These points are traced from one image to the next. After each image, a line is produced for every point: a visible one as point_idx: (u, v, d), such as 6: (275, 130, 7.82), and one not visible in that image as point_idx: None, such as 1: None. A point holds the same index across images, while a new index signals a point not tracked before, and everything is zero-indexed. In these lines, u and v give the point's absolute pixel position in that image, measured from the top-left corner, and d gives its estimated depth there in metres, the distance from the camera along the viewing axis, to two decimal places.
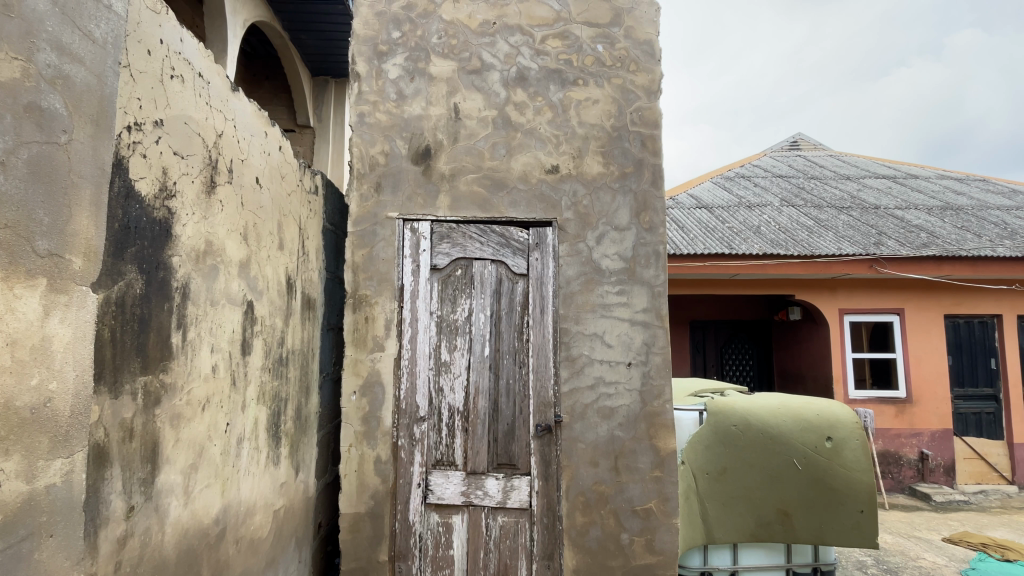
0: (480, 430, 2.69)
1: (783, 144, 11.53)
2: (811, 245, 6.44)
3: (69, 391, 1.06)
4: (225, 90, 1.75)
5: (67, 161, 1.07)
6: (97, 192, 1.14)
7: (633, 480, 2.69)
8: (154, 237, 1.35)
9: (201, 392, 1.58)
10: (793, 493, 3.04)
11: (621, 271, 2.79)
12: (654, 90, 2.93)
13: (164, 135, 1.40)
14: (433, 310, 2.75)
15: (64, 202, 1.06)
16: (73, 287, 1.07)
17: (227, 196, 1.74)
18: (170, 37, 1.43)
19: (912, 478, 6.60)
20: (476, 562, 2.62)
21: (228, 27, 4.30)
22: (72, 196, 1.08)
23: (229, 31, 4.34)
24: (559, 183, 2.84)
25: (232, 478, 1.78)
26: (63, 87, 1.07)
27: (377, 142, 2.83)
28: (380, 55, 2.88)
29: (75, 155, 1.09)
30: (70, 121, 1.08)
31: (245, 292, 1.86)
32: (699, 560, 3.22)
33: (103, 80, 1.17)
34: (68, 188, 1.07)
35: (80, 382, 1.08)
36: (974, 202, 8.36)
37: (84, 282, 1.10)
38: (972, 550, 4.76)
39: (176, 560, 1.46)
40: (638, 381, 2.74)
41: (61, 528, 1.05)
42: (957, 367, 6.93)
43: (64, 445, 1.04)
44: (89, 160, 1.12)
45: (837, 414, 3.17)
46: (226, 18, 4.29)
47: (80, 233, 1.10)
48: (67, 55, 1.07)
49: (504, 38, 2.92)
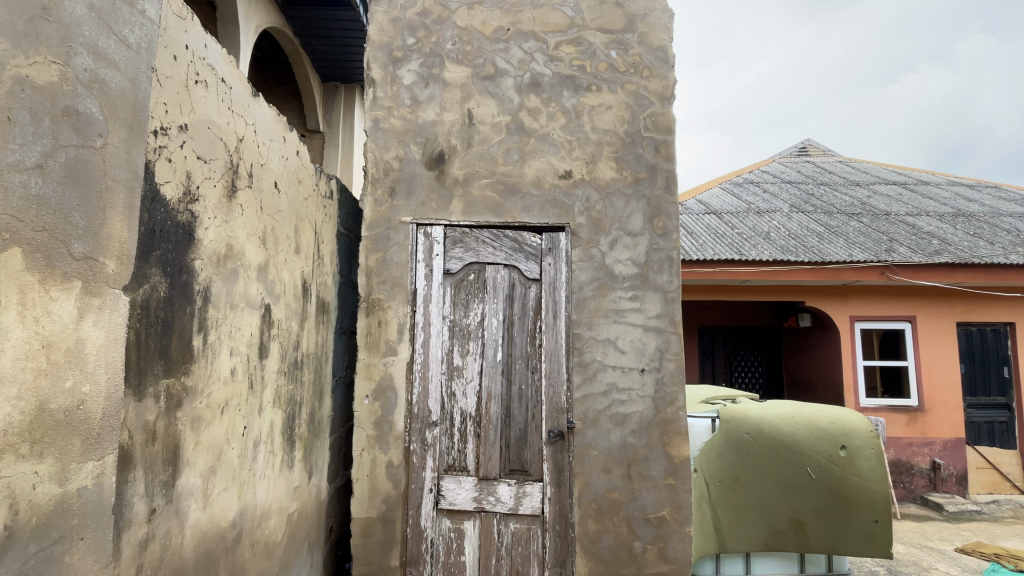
0: (492, 436, 2.68)
1: (791, 150, 11.50)
2: (821, 252, 6.40)
3: (101, 394, 1.06)
4: (246, 96, 1.77)
5: (103, 164, 1.08)
6: (130, 196, 1.15)
7: (646, 488, 2.67)
8: (178, 240, 1.36)
9: (220, 395, 1.59)
10: (806, 502, 3.03)
11: (634, 277, 2.78)
12: (668, 96, 2.93)
13: (188, 140, 1.41)
14: (446, 315, 2.74)
15: (99, 205, 1.07)
16: (107, 289, 1.08)
17: (247, 200, 1.75)
18: (194, 43, 1.45)
19: (924, 488, 6.51)
20: (488, 568, 2.60)
21: (240, 33, 4.36)
22: (107, 200, 1.09)
23: (243, 38, 4.41)
24: (573, 188, 2.84)
25: (249, 481, 1.78)
26: (99, 91, 1.08)
27: (391, 147, 2.84)
28: (395, 61, 2.90)
29: (110, 159, 1.10)
30: (106, 125, 1.09)
31: (263, 295, 1.87)
32: (711, 569, 3.17)
33: (136, 84, 1.18)
34: (103, 192, 1.08)
35: (111, 385, 1.09)
36: (986, 209, 8.29)
37: (117, 284, 1.11)
38: (986, 561, 4.69)
39: (194, 564, 1.46)
40: (651, 387, 2.73)
41: (92, 531, 1.05)
42: (970, 375, 6.87)
43: (95, 448, 1.05)
44: (123, 164, 1.13)
45: (850, 422, 3.15)
46: (239, 25, 4.34)
47: (114, 236, 1.11)
48: (102, 59, 1.09)
49: (518, 44, 2.93)
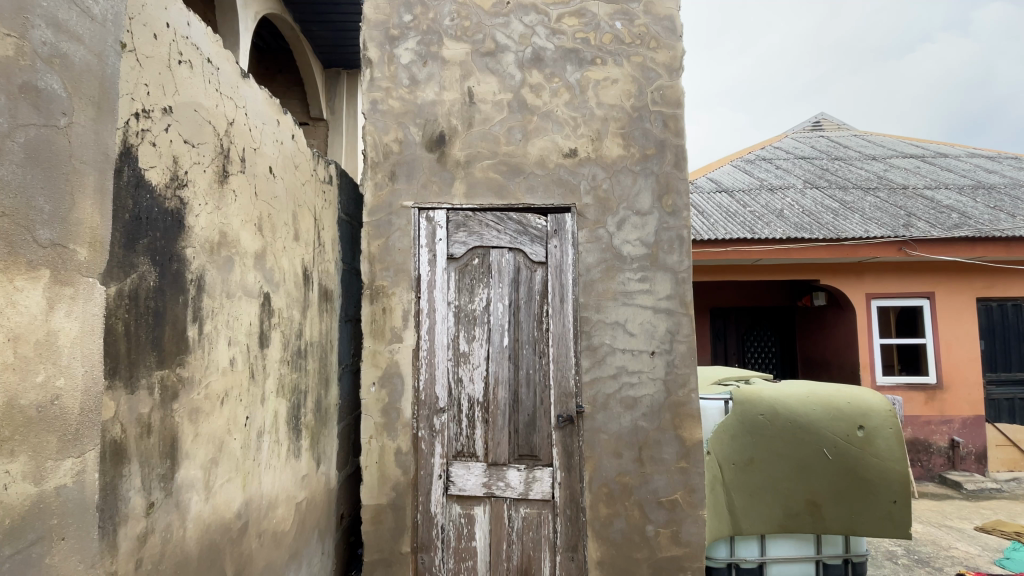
0: (500, 422, 2.64)
1: (805, 124, 11.19)
2: (837, 228, 6.23)
3: (77, 387, 1.01)
4: (235, 77, 1.71)
5: (68, 144, 1.02)
6: (101, 178, 1.10)
7: (657, 471, 2.62)
8: (166, 227, 1.34)
9: (219, 385, 1.57)
10: (823, 483, 2.98)
11: (643, 257, 2.71)
12: (676, 67, 2.80)
13: (173, 123, 1.38)
14: (451, 300, 2.69)
15: (66, 189, 1.01)
16: (79, 278, 1.02)
17: (240, 185, 1.70)
18: (177, 21, 1.40)
19: (943, 466, 6.41)
20: (499, 553, 2.59)
21: (239, 19, 4.28)
22: (75, 182, 1.03)
23: (241, 25, 4.33)
24: (578, 167, 2.75)
25: (254, 471, 1.77)
26: (61, 67, 1.01)
27: (390, 130, 2.76)
28: (392, 40, 2.80)
29: (76, 138, 1.04)
30: (70, 103, 1.03)
31: (262, 283, 1.84)
32: (725, 552, 3.13)
33: (103, 59, 1.11)
34: (70, 173, 1.02)
35: (89, 378, 1.04)
36: (1008, 180, 8.01)
37: (91, 273, 1.06)
38: (1007, 539, 4.61)
39: (199, 556, 1.45)
40: (662, 370, 2.66)
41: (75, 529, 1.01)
42: (991, 352, 6.73)
43: (73, 445, 1.00)
44: (91, 145, 1.07)
45: (868, 402, 3.10)
46: (238, 12, 4.26)
47: (84, 222, 1.05)
48: (63, 32, 1.01)
49: (518, 18, 2.82)
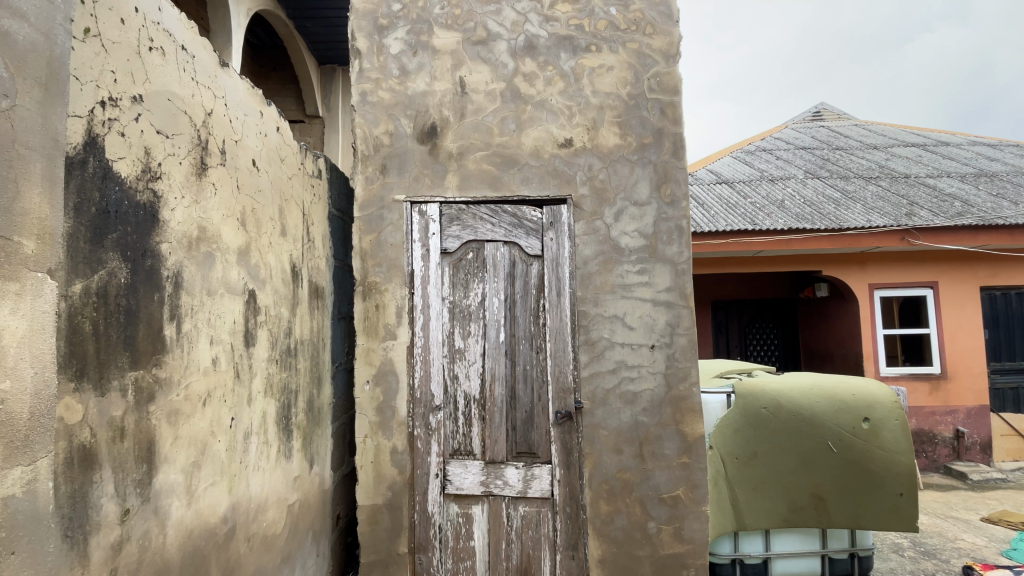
0: (497, 419, 2.58)
1: (806, 114, 11.07)
2: (839, 218, 6.16)
3: (25, 391, 0.95)
4: (213, 66, 1.65)
5: (11, 129, 0.94)
6: (51, 165, 1.02)
7: (659, 467, 2.57)
8: (138, 222, 1.29)
9: (200, 386, 1.51)
10: (828, 477, 2.92)
11: (642, 249, 2.64)
12: (673, 53, 2.73)
13: (144, 112, 1.33)
14: (445, 296, 2.63)
15: (9, 177, 0.93)
16: (25, 273, 0.95)
17: (220, 178, 1.65)
18: (146, 6, 1.35)
19: (948, 457, 6.35)
20: (498, 553, 2.54)
21: (231, 16, 4.21)
22: (20, 170, 0.95)
23: (233, 22, 4.26)
24: (574, 157, 2.69)
25: (240, 474, 1.72)
26: (4, 45, 0.93)
27: (380, 122, 2.69)
28: (381, 30, 2.73)
29: (21, 123, 0.96)
30: (13, 84, 0.94)
31: (246, 280, 1.78)
32: (729, 547, 3.08)
33: (52, 39, 1.03)
34: (14, 160, 0.95)
35: (40, 381, 0.97)
36: (1012, 168, 7.91)
37: (39, 267, 0.98)
38: (1014, 530, 4.55)
39: (180, 563, 1.40)
40: (662, 364, 2.61)
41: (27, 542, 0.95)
42: (993, 342, 6.62)
43: (22, 452, 0.93)
44: (39, 130, 1.00)
45: (873, 394, 3.03)
46: (230, 9, 4.20)
47: (31, 213, 0.97)
48: (5, 7, 0.93)
49: (510, 5, 2.75)
